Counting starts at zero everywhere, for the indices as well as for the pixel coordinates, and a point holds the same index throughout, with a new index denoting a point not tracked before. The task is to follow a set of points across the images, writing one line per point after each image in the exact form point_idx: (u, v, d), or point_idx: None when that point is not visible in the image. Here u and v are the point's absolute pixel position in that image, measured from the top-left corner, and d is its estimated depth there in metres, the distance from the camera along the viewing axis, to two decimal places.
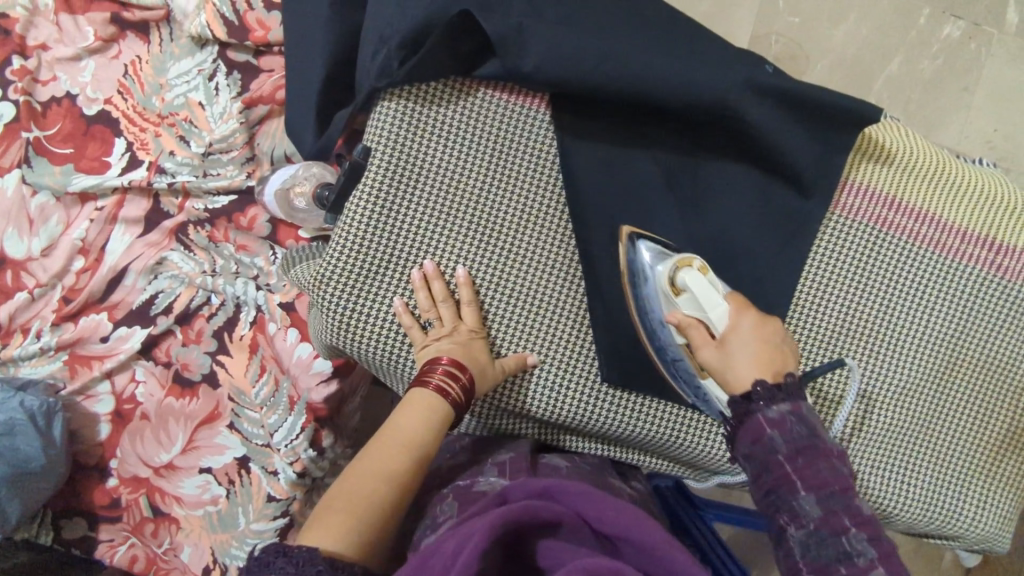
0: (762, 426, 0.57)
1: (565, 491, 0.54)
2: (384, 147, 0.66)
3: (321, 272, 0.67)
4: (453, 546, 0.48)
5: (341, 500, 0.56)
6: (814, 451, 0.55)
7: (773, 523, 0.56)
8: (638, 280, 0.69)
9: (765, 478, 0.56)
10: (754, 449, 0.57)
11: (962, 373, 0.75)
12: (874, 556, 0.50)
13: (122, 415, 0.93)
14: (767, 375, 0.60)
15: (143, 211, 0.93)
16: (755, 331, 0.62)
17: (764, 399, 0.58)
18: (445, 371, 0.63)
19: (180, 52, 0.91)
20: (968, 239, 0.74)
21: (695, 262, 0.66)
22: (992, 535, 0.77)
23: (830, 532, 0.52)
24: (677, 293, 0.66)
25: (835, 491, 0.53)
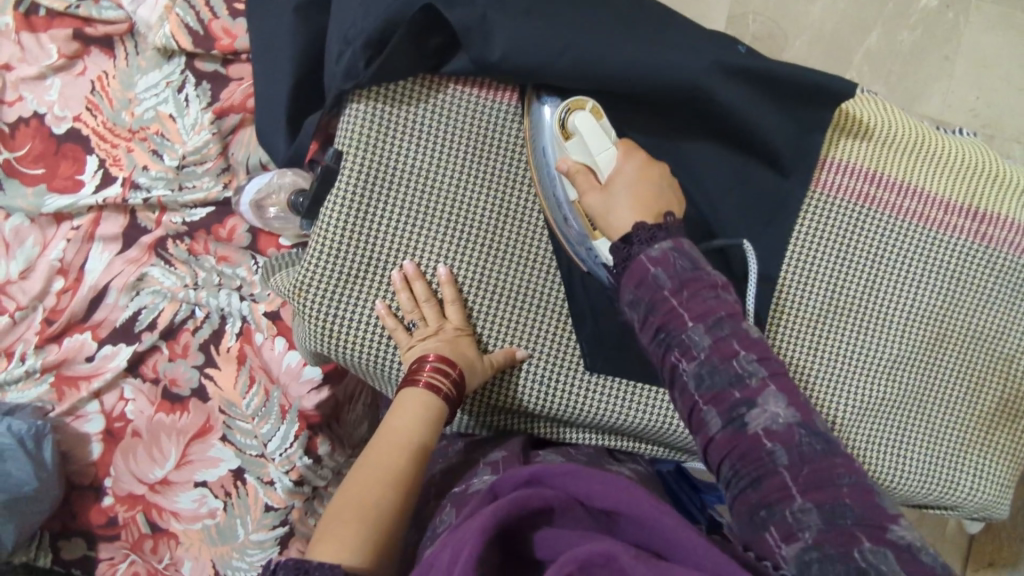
0: (647, 266, 0.58)
1: (553, 473, 0.53)
2: (356, 149, 0.66)
3: (301, 280, 0.66)
4: (448, 554, 0.46)
5: (346, 510, 0.56)
6: (698, 282, 0.57)
7: (664, 362, 0.57)
8: (537, 135, 0.67)
9: (652, 317, 0.57)
10: (638, 292, 0.58)
11: (951, 345, 0.75)
12: (765, 375, 0.53)
13: (112, 433, 0.93)
14: (647, 216, 0.60)
15: (121, 228, 0.93)
16: (643, 175, 0.62)
17: (643, 240, 0.59)
18: (433, 368, 0.63)
19: (147, 65, 0.89)
20: (951, 209, 0.74)
21: (588, 104, 0.64)
22: (990, 504, 0.78)
23: (721, 360, 0.54)
24: (567, 138, 0.64)
25: (721, 317, 0.55)
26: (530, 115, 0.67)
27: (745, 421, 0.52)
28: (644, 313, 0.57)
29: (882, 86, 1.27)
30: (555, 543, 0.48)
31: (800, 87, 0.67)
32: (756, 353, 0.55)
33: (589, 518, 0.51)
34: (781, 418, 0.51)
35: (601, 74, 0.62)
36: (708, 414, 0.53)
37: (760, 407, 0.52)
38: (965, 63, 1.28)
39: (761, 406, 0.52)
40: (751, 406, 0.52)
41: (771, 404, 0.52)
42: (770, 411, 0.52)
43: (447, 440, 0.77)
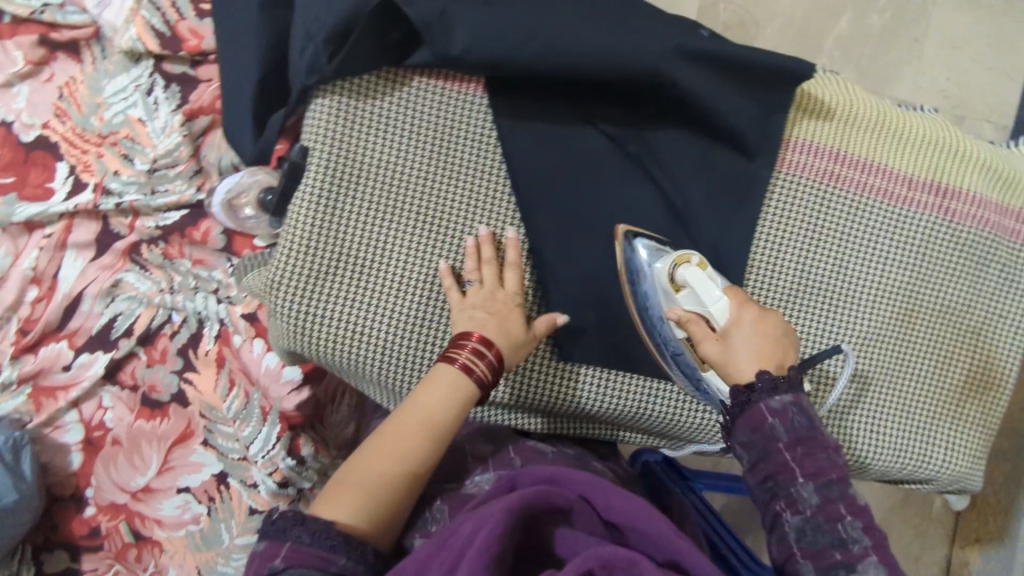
0: (764, 415, 0.57)
1: (573, 479, 0.57)
2: (322, 144, 0.66)
3: (271, 277, 0.66)
4: (472, 524, 0.50)
5: (356, 478, 0.60)
6: (814, 441, 0.56)
7: (766, 506, 0.57)
8: (637, 278, 0.70)
9: (762, 465, 0.57)
10: (753, 437, 0.57)
11: (921, 319, 0.76)
12: (869, 543, 0.52)
13: (93, 443, 0.92)
14: (771, 367, 0.60)
15: (93, 235, 0.92)
16: (760, 325, 0.62)
17: (765, 389, 0.57)
18: (472, 349, 0.64)
19: (115, 69, 0.89)
20: (916, 186, 0.74)
21: (693, 257, 0.68)
22: (963, 475, 0.79)
23: (826, 519, 0.53)
24: (677, 289, 0.68)
25: (832, 478, 0.54)
26: (624, 256, 0.70)
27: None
28: (755, 458, 0.57)
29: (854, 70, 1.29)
30: (568, 543, 0.53)
31: (764, 73, 0.68)
32: (863, 521, 0.53)
33: (601, 527, 0.55)
34: None
35: (568, 64, 0.62)
36: (803, 566, 0.53)
37: (859, 574, 0.51)
38: (932, 46, 1.31)
39: (860, 573, 0.51)
40: (851, 571, 0.51)
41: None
42: None
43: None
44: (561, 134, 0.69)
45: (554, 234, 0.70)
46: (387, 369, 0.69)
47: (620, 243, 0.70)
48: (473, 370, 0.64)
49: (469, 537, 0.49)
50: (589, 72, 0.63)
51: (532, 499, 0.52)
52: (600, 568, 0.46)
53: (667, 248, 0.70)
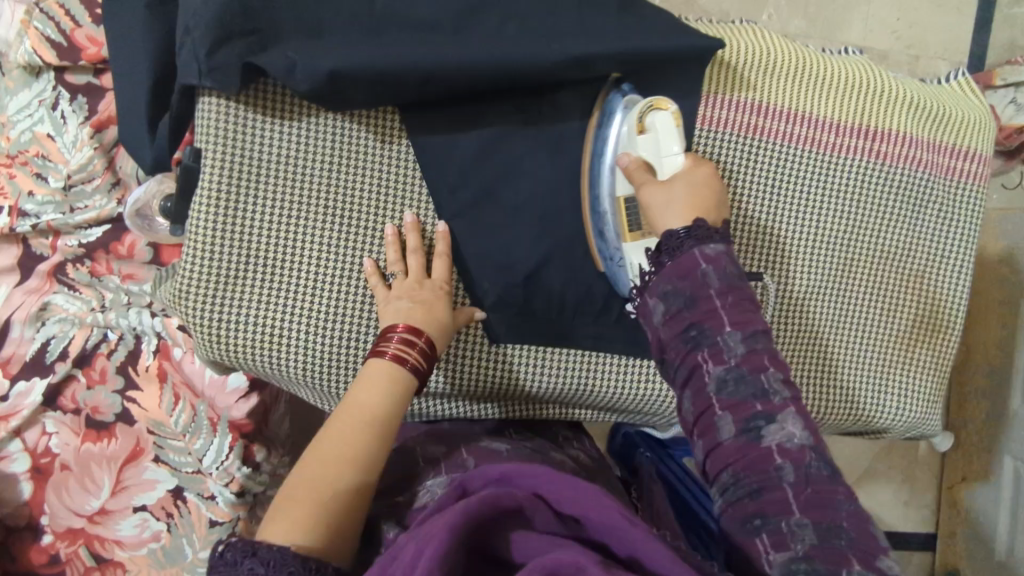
0: (698, 259, 0.59)
1: (522, 472, 0.49)
2: (213, 145, 0.63)
3: (178, 288, 0.64)
4: (414, 550, 0.43)
5: (305, 485, 0.56)
6: (742, 290, 0.58)
7: (686, 359, 0.58)
8: (605, 122, 0.67)
9: (686, 312, 0.58)
10: (681, 283, 0.59)
11: (862, 268, 0.74)
12: (788, 396, 0.55)
13: (41, 470, 0.88)
14: (702, 217, 0.61)
15: (14, 259, 0.90)
16: (706, 183, 0.63)
17: (695, 239, 0.60)
18: (401, 339, 0.62)
19: (16, 86, 0.86)
20: (842, 131, 0.72)
21: (671, 105, 0.63)
22: (918, 422, 0.78)
23: (751, 370, 0.55)
24: (640, 130, 0.63)
25: (757, 330, 0.57)
26: (604, 104, 0.68)
27: (760, 433, 0.54)
28: (677, 307, 0.59)
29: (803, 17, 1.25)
30: (530, 546, 0.45)
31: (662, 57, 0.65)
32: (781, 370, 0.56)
33: (559, 522, 0.47)
34: (795, 438, 0.53)
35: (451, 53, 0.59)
36: (721, 420, 0.55)
37: (777, 424, 0.54)
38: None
39: (779, 423, 0.54)
40: (770, 421, 0.54)
41: (789, 424, 0.54)
42: (786, 429, 0.53)
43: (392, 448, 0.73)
44: (469, 119, 0.67)
45: (468, 226, 0.68)
46: (311, 373, 0.67)
47: (604, 95, 0.68)
48: (406, 360, 0.62)
49: (411, 566, 0.41)
50: (474, 64, 0.60)
51: (476, 510, 0.44)
52: None
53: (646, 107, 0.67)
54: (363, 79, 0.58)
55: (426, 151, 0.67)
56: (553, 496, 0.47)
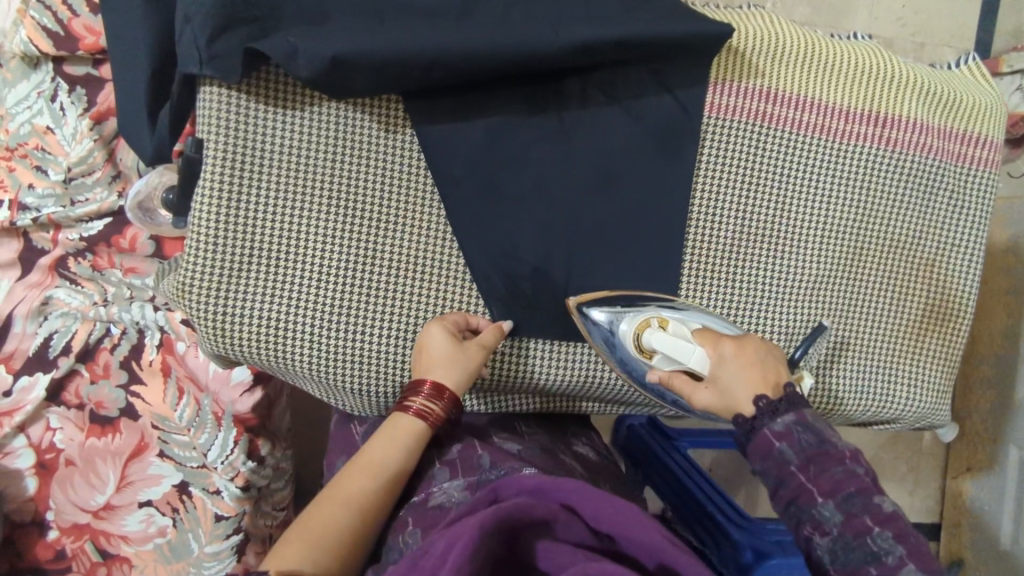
0: (771, 440, 0.54)
1: (555, 485, 0.49)
2: (214, 135, 0.62)
3: (181, 282, 0.63)
4: (444, 546, 0.43)
5: (301, 527, 0.55)
6: (824, 454, 0.52)
7: (796, 533, 0.53)
8: (610, 348, 0.68)
9: (782, 491, 0.53)
10: (766, 465, 0.54)
11: (872, 257, 0.73)
12: (903, 553, 0.48)
13: (45, 466, 0.87)
14: (766, 389, 0.57)
15: (14, 253, 0.89)
16: (737, 354, 0.60)
17: (767, 413, 0.55)
18: (427, 396, 0.62)
19: (13, 77, 0.84)
20: (853, 118, 0.71)
21: (653, 320, 0.65)
22: (928, 412, 0.77)
23: (855, 536, 0.50)
24: (651, 355, 0.66)
25: (851, 492, 0.51)
26: (580, 321, 0.68)
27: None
28: (774, 485, 0.54)
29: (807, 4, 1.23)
30: (554, 558, 0.45)
31: (672, 46, 0.64)
32: (892, 528, 0.49)
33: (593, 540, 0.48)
34: None
35: (457, 43, 0.58)
36: None
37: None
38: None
39: None
40: None
41: None
42: None
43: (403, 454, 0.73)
44: (475, 110, 0.66)
45: (476, 216, 0.67)
46: (316, 366, 0.66)
47: (576, 315, 0.68)
48: (429, 416, 0.63)
49: (439, 561, 0.42)
50: (481, 51, 0.59)
51: (507, 514, 0.45)
52: None
53: (626, 308, 0.67)
54: (367, 69, 0.57)
55: (432, 140, 0.66)
56: (590, 516, 0.48)
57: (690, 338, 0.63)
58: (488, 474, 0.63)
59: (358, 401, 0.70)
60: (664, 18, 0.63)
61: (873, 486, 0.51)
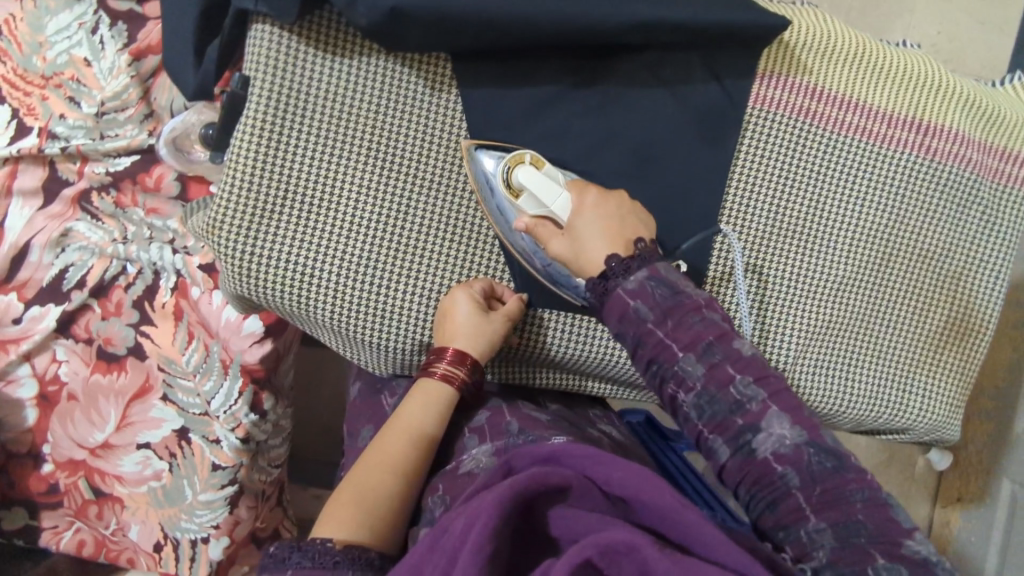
0: (626, 299, 0.57)
1: (570, 453, 0.49)
2: (265, 73, 0.62)
3: (215, 217, 0.63)
4: (463, 522, 0.44)
5: (349, 494, 0.60)
6: (682, 308, 0.56)
7: (662, 391, 0.57)
8: (488, 192, 0.66)
9: (642, 350, 0.56)
10: (623, 325, 0.57)
11: (900, 264, 0.74)
12: (764, 397, 0.53)
13: (47, 398, 0.88)
14: (620, 248, 0.60)
15: (39, 181, 0.88)
16: (601, 202, 0.62)
17: (619, 274, 0.58)
18: (450, 361, 0.66)
19: (57, 6, 0.84)
20: (894, 123, 0.72)
21: (528, 157, 0.64)
22: (938, 426, 0.78)
23: (719, 387, 0.54)
24: (518, 194, 0.64)
25: (710, 341, 0.54)
26: (469, 161, 0.66)
27: (752, 447, 0.52)
28: (633, 344, 0.57)
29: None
30: (574, 527, 0.45)
31: (720, 32, 0.64)
32: (752, 375, 0.54)
33: (608, 504, 0.48)
34: (789, 440, 0.51)
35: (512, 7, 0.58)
36: (716, 444, 0.54)
37: (765, 432, 0.52)
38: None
39: (766, 430, 0.52)
40: (757, 432, 0.52)
41: (776, 427, 0.52)
42: (775, 434, 0.51)
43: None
44: (520, 78, 0.66)
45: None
46: (341, 318, 0.67)
47: (467, 154, 0.66)
48: (453, 380, 0.66)
49: (460, 539, 0.43)
50: (535, 19, 0.59)
51: (519, 485, 0.45)
52: (599, 556, 0.40)
53: (510, 152, 0.66)
54: (422, 25, 0.58)
55: (476, 105, 0.66)
56: (602, 478, 0.48)
57: (559, 182, 0.64)
58: (515, 438, 0.65)
59: (377, 357, 0.71)
60: (717, 5, 0.63)
61: (731, 333, 0.56)
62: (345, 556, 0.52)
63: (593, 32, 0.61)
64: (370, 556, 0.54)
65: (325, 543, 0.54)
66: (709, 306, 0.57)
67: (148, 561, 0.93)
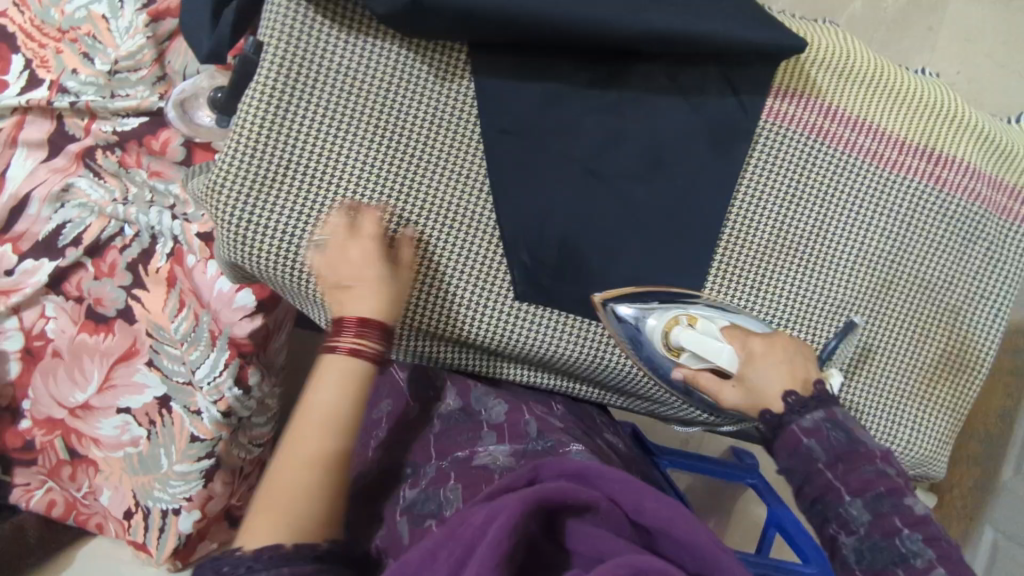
0: (798, 436, 0.57)
1: (599, 473, 0.49)
2: (276, 40, 0.62)
3: (213, 180, 0.62)
4: (482, 514, 0.44)
5: (270, 495, 0.54)
6: (857, 455, 0.55)
7: (820, 533, 0.55)
8: (637, 344, 0.68)
9: (807, 490, 0.56)
10: (791, 462, 0.57)
11: (900, 294, 0.72)
12: (932, 557, 0.50)
13: (32, 353, 0.87)
14: (798, 388, 0.60)
15: (45, 134, 0.88)
16: (765, 350, 0.62)
17: (795, 412, 0.58)
18: (354, 334, 0.60)
19: None
20: (906, 149, 0.71)
21: (683, 317, 0.65)
22: (925, 461, 0.76)
23: (882, 535, 0.51)
24: (677, 353, 0.66)
25: (880, 491, 0.53)
26: (603, 313, 0.67)
27: None
28: (799, 483, 0.56)
29: (877, 35, 1.18)
30: (595, 545, 0.45)
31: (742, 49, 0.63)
32: (921, 531, 0.51)
33: (631, 530, 0.47)
34: None
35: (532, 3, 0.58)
36: None
37: None
38: (960, 17, 1.19)
39: None
40: None
41: None
42: None
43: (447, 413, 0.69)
44: (536, 73, 0.65)
45: (519, 178, 0.66)
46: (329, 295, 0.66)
47: (601, 306, 0.67)
48: (363, 352, 0.60)
49: (479, 530, 0.43)
50: (555, 17, 0.58)
51: (549, 500, 0.45)
52: None
53: (655, 302, 0.67)
54: (440, 14, 0.58)
55: (489, 95, 0.65)
56: (632, 506, 0.47)
57: (717, 334, 0.64)
58: (533, 445, 0.64)
59: None
60: (739, 19, 0.62)
61: (904, 487, 0.54)
62: (259, 562, 0.48)
63: (611, 34, 0.60)
64: (286, 555, 0.49)
65: (235, 553, 0.49)
66: (885, 458, 0.56)
67: (117, 527, 0.91)
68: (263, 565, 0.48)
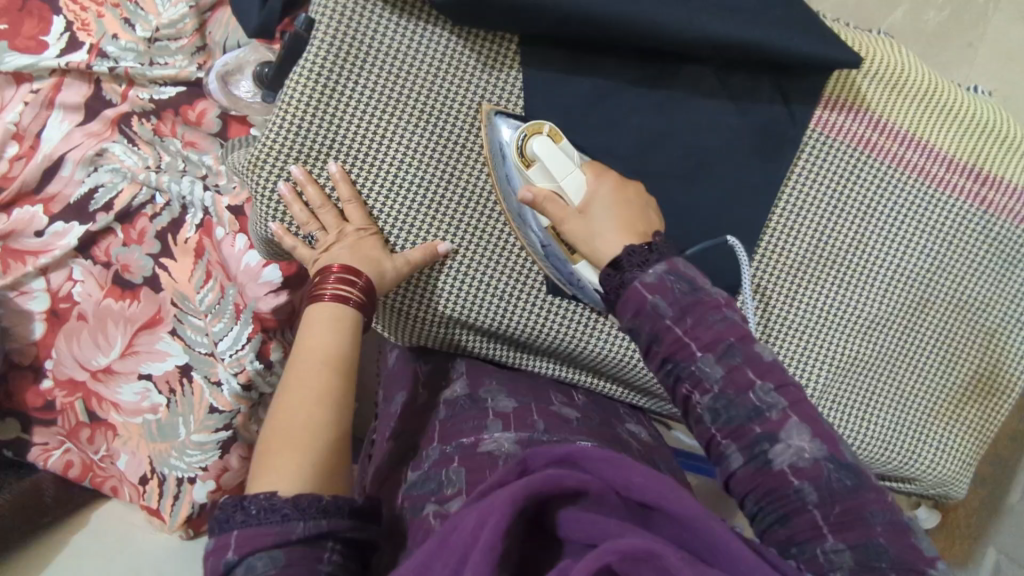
0: (642, 292, 0.52)
1: (590, 454, 0.47)
2: (331, 19, 0.61)
3: (255, 154, 0.62)
4: (473, 519, 0.42)
5: (282, 439, 0.51)
6: (699, 304, 0.51)
7: (674, 394, 0.52)
8: (500, 160, 0.64)
9: (656, 348, 0.52)
10: (637, 320, 0.52)
11: (937, 313, 0.72)
12: (786, 406, 0.47)
13: (58, 314, 0.88)
14: (636, 237, 0.57)
15: (83, 98, 0.88)
16: (616, 191, 0.61)
17: (635, 265, 0.54)
18: (337, 279, 0.59)
19: None
20: (953, 167, 0.70)
21: (546, 128, 0.62)
22: (948, 482, 0.76)
23: (736, 392, 0.48)
24: (529, 164, 0.62)
25: (729, 342, 0.49)
26: (488, 125, 0.64)
27: (768, 458, 0.46)
28: (647, 342, 0.52)
29: (917, 46, 1.17)
30: (590, 529, 0.44)
31: (792, 59, 0.63)
32: (773, 381, 0.48)
33: (623, 508, 0.46)
34: (807, 454, 0.46)
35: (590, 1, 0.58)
36: (730, 451, 0.48)
37: (783, 443, 0.46)
38: (1004, 33, 1.17)
39: (784, 441, 0.46)
40: (774, 441, 0.46)
41: (795, 438, 0.46)
42: (793, 446, 0.46)
43: (453, 400, 0.69)
44: (584, 67, 0.65)
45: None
46: None
47: (484, 116, 0.65)
48: (348, 299, 0.59)
49: (471, 535, 0.41)
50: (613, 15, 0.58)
51: (535, 488, 0.43)
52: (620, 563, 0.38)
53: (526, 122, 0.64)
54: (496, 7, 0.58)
55: (537, 88, 0.65)
56: (619, 483, 0.46)
57: (575, 160, 0.62)
58: (540, 436, 0.61)
59: (392, 322, 0.70)
60: (793, 26, 0.62)
61: (750, 334, 0.51)
62: (294, 508, 0.46)
63: (666, 35, 0.60)
64: (324, 506, 0.47)
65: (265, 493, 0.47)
66: (729, 306, 0.52)
67: (131, 492, 0.91)
68: (300, 512, 0.46)
